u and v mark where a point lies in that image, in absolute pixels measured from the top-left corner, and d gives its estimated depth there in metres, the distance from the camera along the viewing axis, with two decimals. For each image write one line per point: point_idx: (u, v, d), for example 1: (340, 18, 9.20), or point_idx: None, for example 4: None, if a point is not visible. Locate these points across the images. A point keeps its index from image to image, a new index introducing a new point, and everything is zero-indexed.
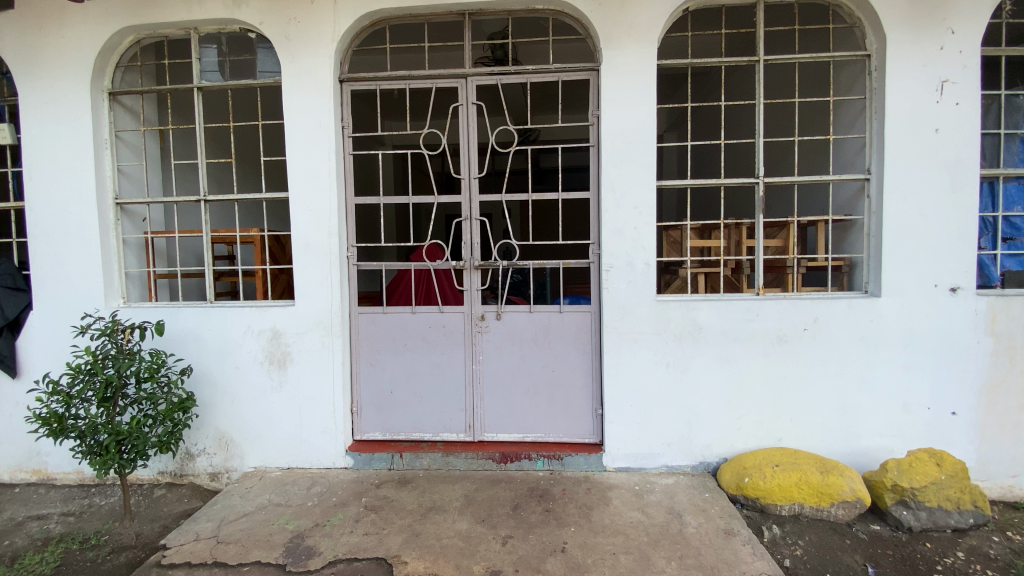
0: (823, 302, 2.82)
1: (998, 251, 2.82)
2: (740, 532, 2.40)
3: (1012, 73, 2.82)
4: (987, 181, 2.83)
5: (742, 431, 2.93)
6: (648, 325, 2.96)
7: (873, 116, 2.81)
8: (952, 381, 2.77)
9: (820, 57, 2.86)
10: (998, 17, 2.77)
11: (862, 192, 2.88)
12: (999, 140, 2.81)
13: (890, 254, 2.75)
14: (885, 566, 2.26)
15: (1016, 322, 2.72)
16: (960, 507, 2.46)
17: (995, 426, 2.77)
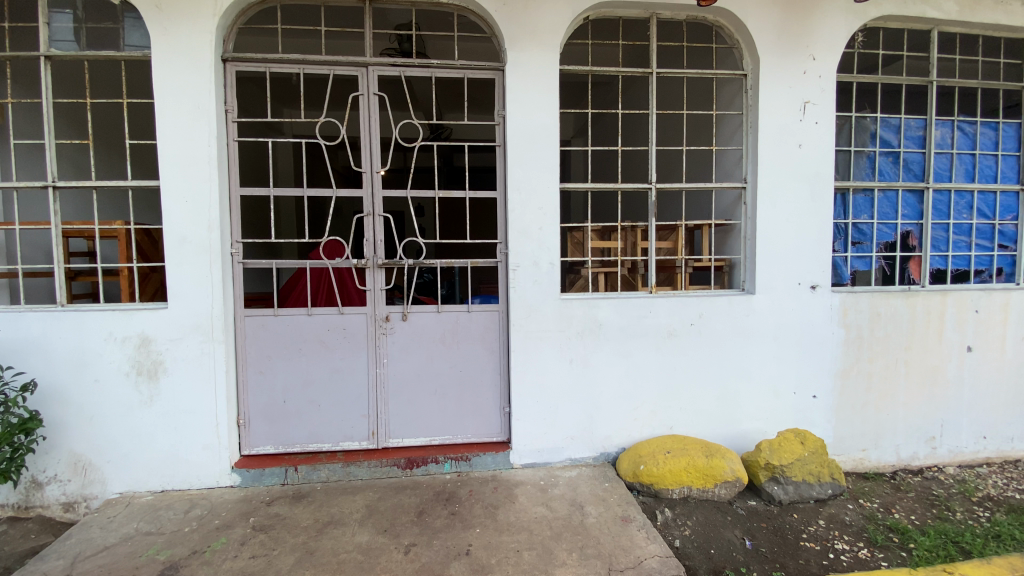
0: (707, 299, 3.05)
1: (848, 253, 3.23)
2: (635, 518, 2.51)
3: (860, 99, 3.25)
4: (840, 192, 3.23)
5: (640, 422, 3.09)
6: (553, 323, 3.01)
7: (749, 130, 3.09)
8: (813, 369, 3.12)
9: (704, 73, 3.11)
10: (851, 47, 3.18)
11: (739, 199, 3.16)
12: (850, 156, 3.22)
13: (763, 255, 3.05)
14: (760, 538, 2.47)
15: (863, 315, 3.13)
16: (820, 479, 2.77)
17: (848, 406, 3.16)
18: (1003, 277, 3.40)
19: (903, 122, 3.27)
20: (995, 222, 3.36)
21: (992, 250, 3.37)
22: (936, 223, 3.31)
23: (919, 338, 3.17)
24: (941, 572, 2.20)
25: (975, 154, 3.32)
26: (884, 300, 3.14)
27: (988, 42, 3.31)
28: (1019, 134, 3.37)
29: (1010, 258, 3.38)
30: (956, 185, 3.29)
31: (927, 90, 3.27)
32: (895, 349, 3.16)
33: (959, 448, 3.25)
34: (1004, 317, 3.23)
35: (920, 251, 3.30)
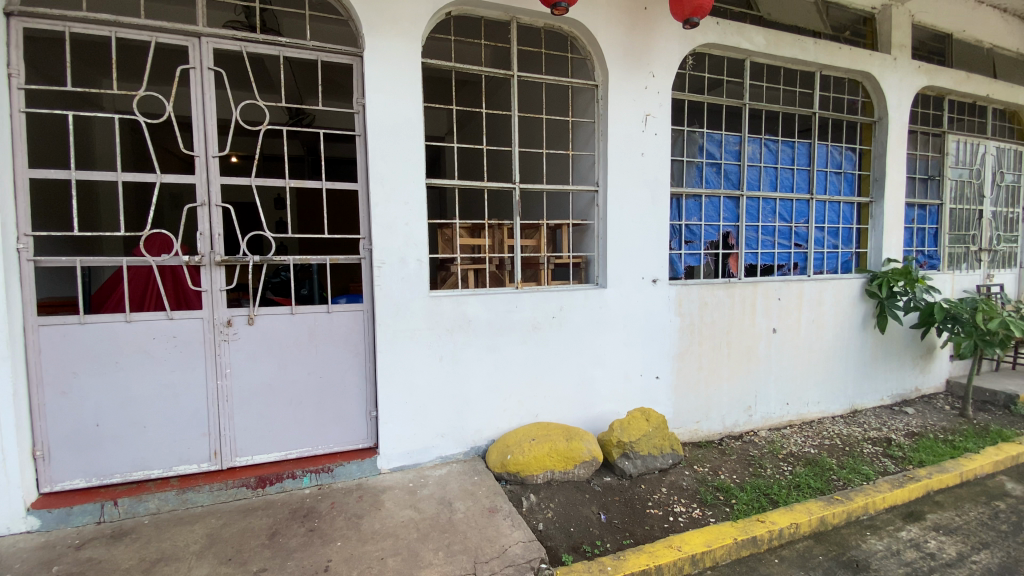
0: (566, 293, 3.23)
1: (682, 251, 3.67)
2: (502, 508, 2.56)
3: (691, 115, 3.69)
4: (675, 196, 3.65)
5: (507, 414, 3.16)
6: (420, 321, 2.94)
7: (600, 137, 3.34)
8: (657, 353, 3.48)
9: (560, 80, 3.28)
10: (683, 69, 3.62)
11: (593, 202, 3.40)
12: (683, 165, 3.66)
13: (613, 251, 3.32)
14: (613, 511, 2.68)
15: (694, 304, 3.57)
16: (663, 451, 3.09)
17: (685, 384, 3.58)
18: (797, 270, 4.12)
19: (724, 137, 3.79)
20: (792, 224, 4.06)
21: (790, 248, 4.07)
22: (748, 226, 3.90)
23: (738, 323, 3.71)
24: (754, 520, 2.53)
25: (777, 168, 3.98)
26: (711, 291, 3.62)
27: (787, 74, 3.97)
28: (808, 152, 4.11)
29: (802, 255, 4.11)
30: (763, 193, 3.91)
31: (741, 111, 3.82)
32: (720, 333, 3.66)
33: (769, 414, 3.86)
34: (799, 303, 3.91)
35: (737, 249, 3.85)
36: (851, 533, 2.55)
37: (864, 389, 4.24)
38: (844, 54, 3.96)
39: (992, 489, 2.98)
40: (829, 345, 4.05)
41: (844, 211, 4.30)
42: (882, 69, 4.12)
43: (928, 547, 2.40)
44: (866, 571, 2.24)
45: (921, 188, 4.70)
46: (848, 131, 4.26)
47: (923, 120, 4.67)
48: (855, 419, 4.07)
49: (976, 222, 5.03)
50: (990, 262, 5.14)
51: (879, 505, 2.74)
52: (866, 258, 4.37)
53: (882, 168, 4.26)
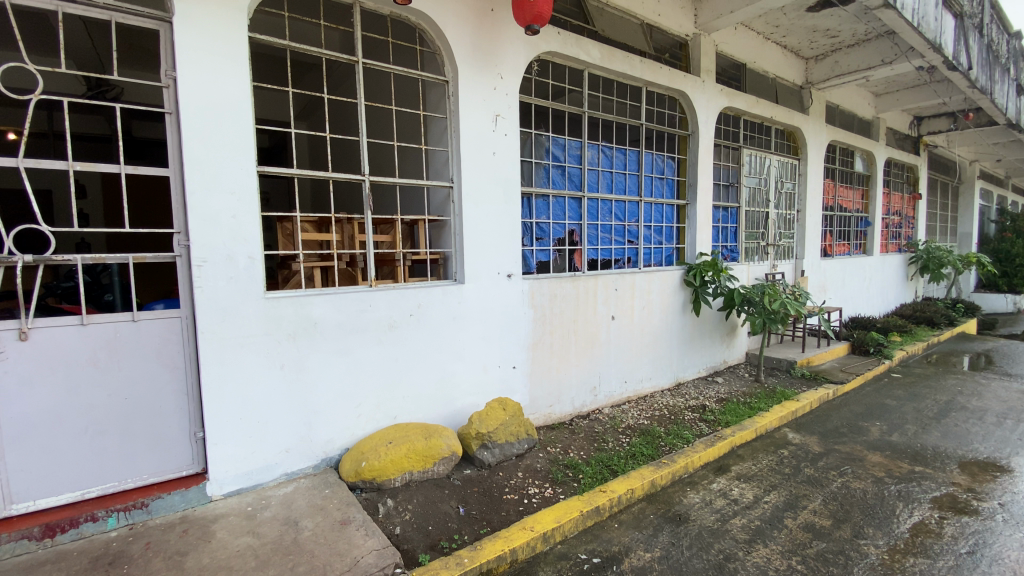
0: (423, 289, 3.16)
1: (533, 247, 3.86)
2: (354, 518, 2.43)
3: (538, 118, 3.89)
4: (525, 195, 3.82)
5: (361, 419, 3.01)
6: (256, 326, 2.64)
7: (452, 133, 3.34)
8: (512, 345, 3.61)
9: (409, 73, 3.19)
10: (529, 74, 3.80)
11: (447, 198, 3.39)
12: (531, 166, 3.84)
13: (468, 247, 3.35)
14: (472, 502, 2.72)
15: (545, 297, 3.78)
16: (519, 437, 3.23)
17: (538, 372, 3.77)
18: (631, 264, 4.62)
19: (566, 142, 4.07)
20: (626, 223, 4.53)
21: (624, 244, 4.54)
22: (590, 224, 4.25)
23: (583, 312, 4.02)
24: (598, 492, 2.77)
25: (612, 172, 4.40)
26: (559, 284, 3.86)
27: (620, 87, 4.39)
28: (637, 159, 4.62)
29: (634, 250, 4.62)
30: (601, 194, 4.29)
31: (582, 118, 4.13)
32: (568, 322, 3.93)
33: (611, 392, 4.27)
34: (632, 292, 4.38)
35: (580, 245, 4.18)
36: (676, 490, 2.93)
37: (685, 364, 4.91)
38: (665, 73, 4.52)
39: (776, 439, 3.65)
40: (658, 328, 4.61)
41: (667, 212, 4.93)
42: (694, 89, 4.78)
43: (732, 494, 2.85)
44: (685, 522, 2.58)
45: (724, 193, 5.59)
46: (669, 141, 4.87)
47: (725, 135, 5.54)
48: (679, 391, 4.70)
49: (765, 221, 6.14)
50: (775, 254, 6.32)
51: (696, 463, 3.19)
52: (684, 252, 5.06)
53: (695, 175, 4.96)
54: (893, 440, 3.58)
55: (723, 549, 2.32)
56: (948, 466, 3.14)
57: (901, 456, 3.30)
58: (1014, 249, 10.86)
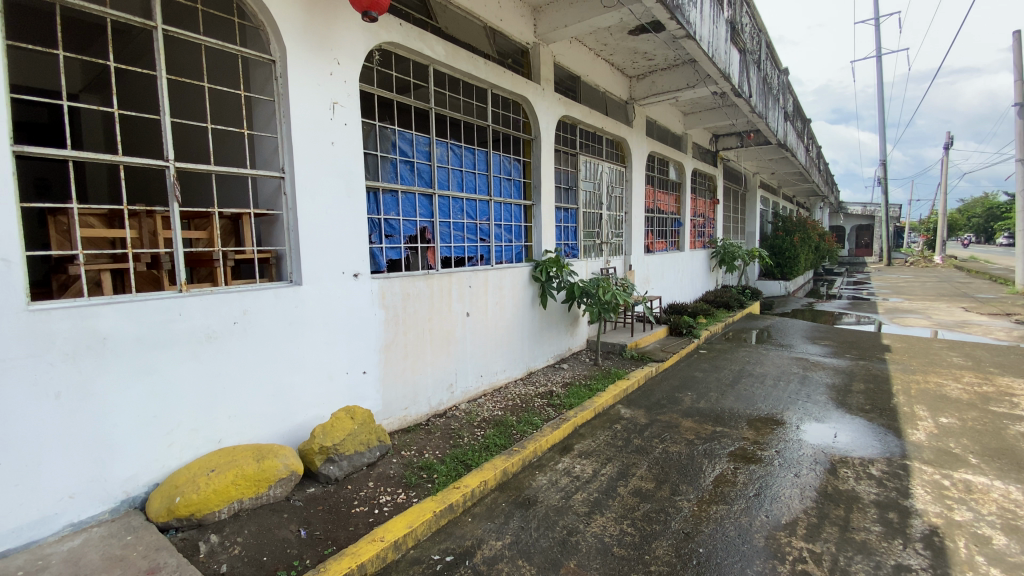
0: (250, 293, 2.79)
1: (382, 244, 3.70)
2: (166, 564, 2.06)
3: (381, 110, 3.73)
4: (371, 190, 3.65)
5: (176, 447, 2.56)
6: (16, 347, 2.08)
7: (281, 119, 3.02)
8: (360, 349, 3.41)
9: (227, 48, 2.81)
10: (369, 63, 3.63)
11: (279, 190, 3.07)
12: (377, 160, 3.68)
13: (305, 246, 3.07)
14: (315, 522, 2.50)
15: (396, 296, 3.65)
16: (369, 446, 3.07)
17: (391, 375, 3.63)
18: (483, 261, 4.71)
19: (414, 137, 3.97)
20: (477, 221, 4.60)
21: (476, 242, 4.61)
22: (442, 222, 4.22)
23: (436, 310, 3.97)
24: (451, 489, 2.75)
25: (461, 170, 4.43)
26: (410, 283, 3.75)
27: (465, 86, 4.44)
28: (485, 158, 4.71)
29: (486, 248, 4.71)
30: (451, 192, 4.29)
31: (428, 114, 4.07)
32: (421, 321, 3.85)
33: (467, 388, 4.29)
34: (485, 289, 4.46)
35: (433, 243, 4.12)
36: (525, 475, 3.05)
37: (536, 354, 5.17)
38: (508, 78, 4.69)
39: (611, 416, 4.04)
40: (509, 322, 4.77)
41: (514, 211, 5.13)
42: (535, 95, 5.05)
43: (575, 471, 3.07)
44: (534, 505, 2.70)
45: (564, 195, 6.03)
46: (514, 144, 5.07)
47: (564, 141, 5.97)
48: (530, 379, 4.93)
49: (600, 221, 6.77)
50: (609, 251, 7.01)
51: (544, 446, 3.37)
52: (531, 250, 5.31)
53: (540, 176, 5.24)
54: (701, 406, 4.21)
55: (566, 525, 2.47)
56: (740, 424, 3.79)
57: (707, 420, 3.88)
58: (782, 245, 13.61)
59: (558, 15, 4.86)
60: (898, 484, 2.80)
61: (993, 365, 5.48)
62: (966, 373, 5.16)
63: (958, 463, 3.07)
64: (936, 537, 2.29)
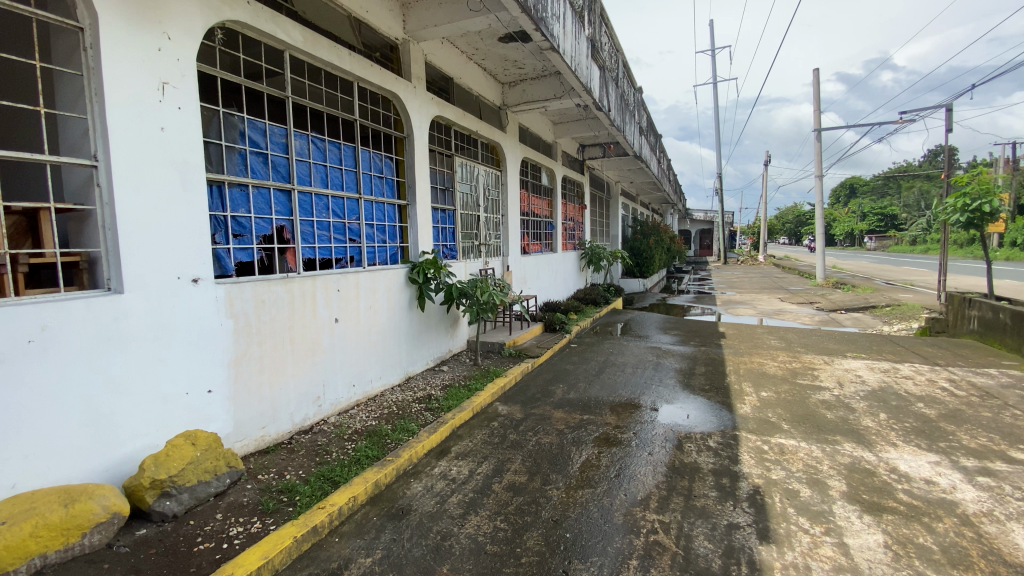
0: (51, 305, 2.30)
1: (229, 245, 3.32)
2: None
3: (226, 96, 3.34)
4: (215, 184, 3.25)
5: None
6: None
7: (93, 97, 2.55)
8: (204, 364, 3.01)
9: (13, 6, 2.29)
10: (211, 42, 3.22)
11: (91, 180, 2.58)
12: (221, 150, 3.29)
13: (128, 247, 2.63)
14: (146, 568, 2.15)
15: (248, 303, 3.28)
16: (216, 473, 2.74)
17: (244, 392, 3.26)
18: (353, 263, 4.47)
19: (268, 127, 3.62)
20: (344, 220, 4.35)
21: (344, 243, 4.35)
22: (303, 221, 3.92)
23: (298, 318, 3.66)
24: (314, 510, 2.54)
25: (326, 166, 4.15)
26: (266, 288, 3.40)
27: (327, 77, 4.17)
28: (353, 155, 4.47)
29: (356, 249, 4.48)
30: (313, 188, 3.99)
31: (284, 103, 3.75)
32: (280, 330, 3.52)
33: (337, 399, 4.02)
34: (355, 293, 4.24)
35: (293, 243, 3.81)
36: (399, 485, 2.95)
37: (413, 359, 5.04)
38: (375, 72, 4.51)
39: (489, 414, 4.08)
40: (383, 327, 4.58)
41: (388, 211, 4.94)
42: (405, 93, 4.92)
43: (451, 474, 3.04)
44: (407, 514, 2.61)
45: (441, 196, 5.97)
46: (386, 141, 4.88)
47: (439, 142, 5.92)
48: (408, 385, 4.78)
49: (477, 223, 6.83)
50: (487, 252, 7.11)
51: (420, 452, 3.29)
52: (407, 251, 5.17)
53: (413, 176, 5.12)
54: (571, 397, 4.45)
55: (440, 530, 2.43)
56: (605, 410, 4.08)
57: (576, 409, 4.12)
58: (641, 246, 15.03)
59: (427, 13, 4.79)
60: (730, 452, 3.23)
61: (799, 346, 6.62)
62: (780, 353, 6.16)
63: (775, 430, 3.63)
64: (759, 495, 2.67)
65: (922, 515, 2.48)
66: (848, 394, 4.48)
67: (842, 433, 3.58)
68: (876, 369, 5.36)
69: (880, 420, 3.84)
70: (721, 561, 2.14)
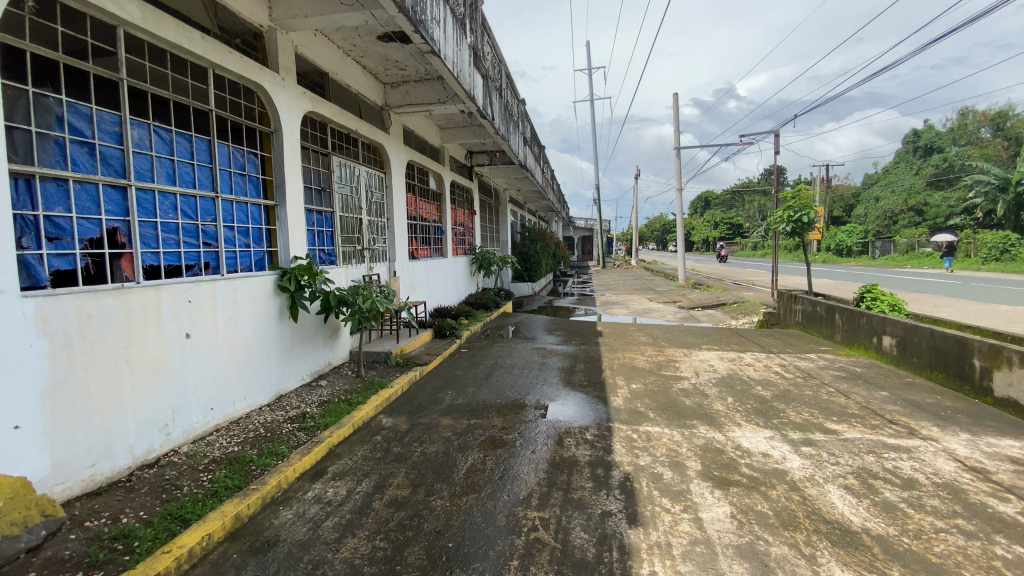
0: None
1: (42, 251, 2.76)
2: None
3: (38, 73, 2.79)
4: (20, 177, 2.69)
5: None
6: None
7: None
8: (6, 395, 2.45)
9: None
10: (17, 7, 2.67)
11: None
12: (31, 137, 2.73)
13: None
14: None
15: (69, 319, 2.75)
16: (26, 525, 2.24)
17: (65, 426, 2.72)
18: (209, 270, 3.99)
19: (95, 113, 3.10)
20: (197, 222, 3.87)
21: (198, 247, 3.87)
22: (143, 222, 3.41)
23: (137, 335, 3.16)
24: (158, 555, 2.20)
25: (173, 160, 3.66)
26: (93, 299, 2.89)
27: (175, 60, 3.68)
28: (208, 149, 4.00)
29: (213, 254, 4.01)
30: (157, 185, 3.50)
31: (118, 87, 3.24)
32: (113, 350, 3.00)
33: (191, 426, 3.54)
34: (212, 303, 3.78)
35: (130, 248, 3.29)
36: (265, 515, 2.67)
37: (286, 374, 4.63)
38: (234, 60, 4.09)
39: (371, 428, 3.89)
40: (248, 341, 4.14)
41: (252, 212, 4.50)
42: (272, 85, 4.54)
43: (327, 496, 2.83)
44: (273, 546, 2.37)
45: (316, 197, 5.59)
46: (248, 136, 4.45)
47: (312, 140, 5.54)
48: (279, 403, 4.38)
49: (359, 226, 6.50)
50: (370, 257, 6.81)
51: (291, 476, 3.02)
52: (277, 256, 4.75)
53: (282, 175, 4.72)
54: (459, 403, 4.42)
55: (312, 558, 2.25)
56: (492, 413, 4.12)
57: (463, 415, 4.10)
58: (528, 251, 15.56)
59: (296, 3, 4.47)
60: (604, 443, 3.44)
61: (664, 340, 7.32)
62: (649, 348, 6.76)
63: (643, 418, 3.95)
64: (628, 482, 2.88)
65: (760, 485, 2.86)
66: (703, 381, 5.04)
67: (698, 417, 4.01)
68: (725, 359, 6.11)
69: (728, 403, 4.37)
70: (595, 549, 2.25)
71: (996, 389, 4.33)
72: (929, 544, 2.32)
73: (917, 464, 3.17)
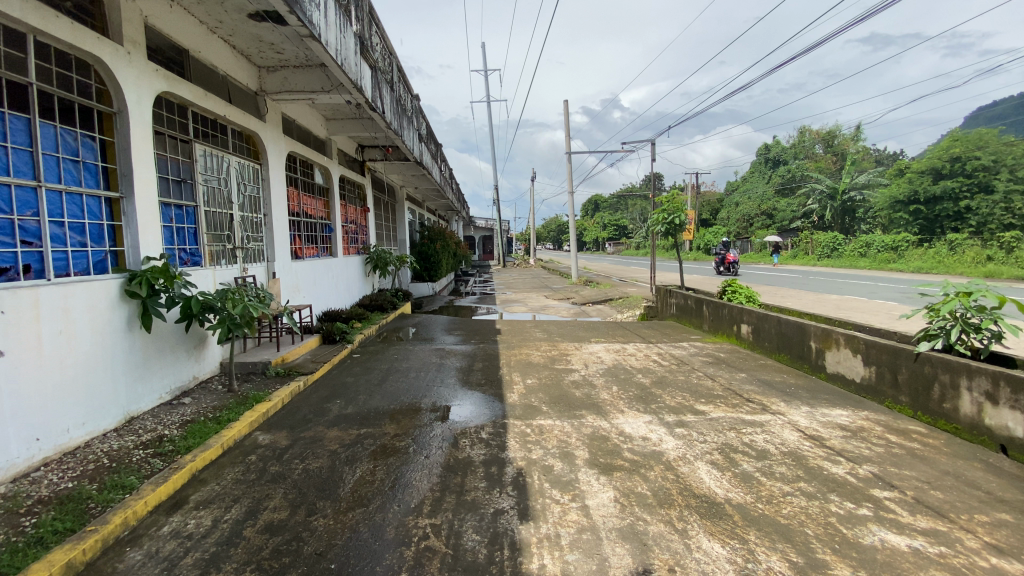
0: None
1: None
2: None
3: None
4: None
5: None
6: None
7: None
8: None
9: None
10: None
11: None
12: None
13: None
14: None
15: None
16: None
17: None
18: (31, 273, 3.34)
19: None
20: (11, 216, 3.22)
21: (14, 246, 3.21)
22: None
23: None
24: None
25: None
26: None
27: None
28: (26, 129, 3.34)
29: (35, 255, 3.36)
30: None
31: None
32: None
33: (7, 461, 2.92)
34: (34, 314, 3.16)
35: None
36: (107, 560, 2.28)
37: (138, 394, 4.03)
38: (66, 26, 3.47)
39: (245, 447, 3.52)
40: (87, 357, 3.53)
41: (88, 205, 3.84)
42: (115, 60, 3.92)
43: (186, 530, 2.50)
44: None
45: (175, 190, 4.93)
46: (83, 117, 3.80)
47: (169, 124, 4.87)
48: (129, 428, 3.80)
49: (228, 223, 5.85)
50: (244, 258, 6.17)
51: (141, 512, 2.62)
52: (123, 257, 4.11)
53: (129, 164, 4.10)
54: (348, 412, 4.17)
55: None
56: (384, 420, 3.95)
57: (353, 424, 3.87)
58: (427, 250, 15.27)
59: None
60: (498, 441, 3.46)
61: (558, 336, 7.59)
62: (543, 343, 6.97)
63: (536, 412, 4.05)
64: (520, 477, 2.92)
65: (640, 467, 3.06)
66: (592, 373, 5.31)
67: (587, 407, 4.20)
68: (611, 350, 6.50)
69: (613, 392, 4.65)
70: (486, 549, 2.24)
71: (828, 366, 5.09)
72: (779, 507, 2.64)
73: (769, 437, 3.62)
